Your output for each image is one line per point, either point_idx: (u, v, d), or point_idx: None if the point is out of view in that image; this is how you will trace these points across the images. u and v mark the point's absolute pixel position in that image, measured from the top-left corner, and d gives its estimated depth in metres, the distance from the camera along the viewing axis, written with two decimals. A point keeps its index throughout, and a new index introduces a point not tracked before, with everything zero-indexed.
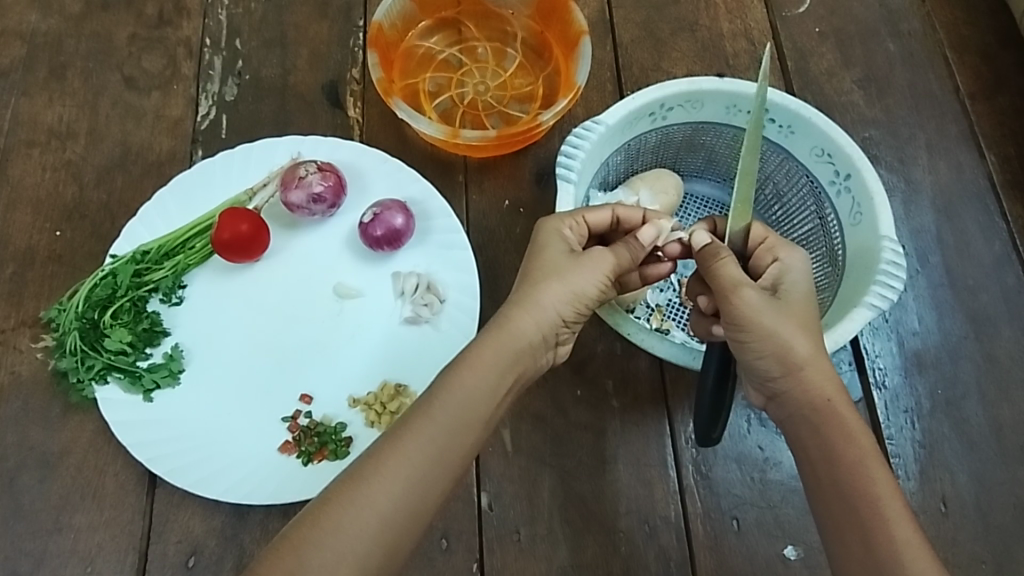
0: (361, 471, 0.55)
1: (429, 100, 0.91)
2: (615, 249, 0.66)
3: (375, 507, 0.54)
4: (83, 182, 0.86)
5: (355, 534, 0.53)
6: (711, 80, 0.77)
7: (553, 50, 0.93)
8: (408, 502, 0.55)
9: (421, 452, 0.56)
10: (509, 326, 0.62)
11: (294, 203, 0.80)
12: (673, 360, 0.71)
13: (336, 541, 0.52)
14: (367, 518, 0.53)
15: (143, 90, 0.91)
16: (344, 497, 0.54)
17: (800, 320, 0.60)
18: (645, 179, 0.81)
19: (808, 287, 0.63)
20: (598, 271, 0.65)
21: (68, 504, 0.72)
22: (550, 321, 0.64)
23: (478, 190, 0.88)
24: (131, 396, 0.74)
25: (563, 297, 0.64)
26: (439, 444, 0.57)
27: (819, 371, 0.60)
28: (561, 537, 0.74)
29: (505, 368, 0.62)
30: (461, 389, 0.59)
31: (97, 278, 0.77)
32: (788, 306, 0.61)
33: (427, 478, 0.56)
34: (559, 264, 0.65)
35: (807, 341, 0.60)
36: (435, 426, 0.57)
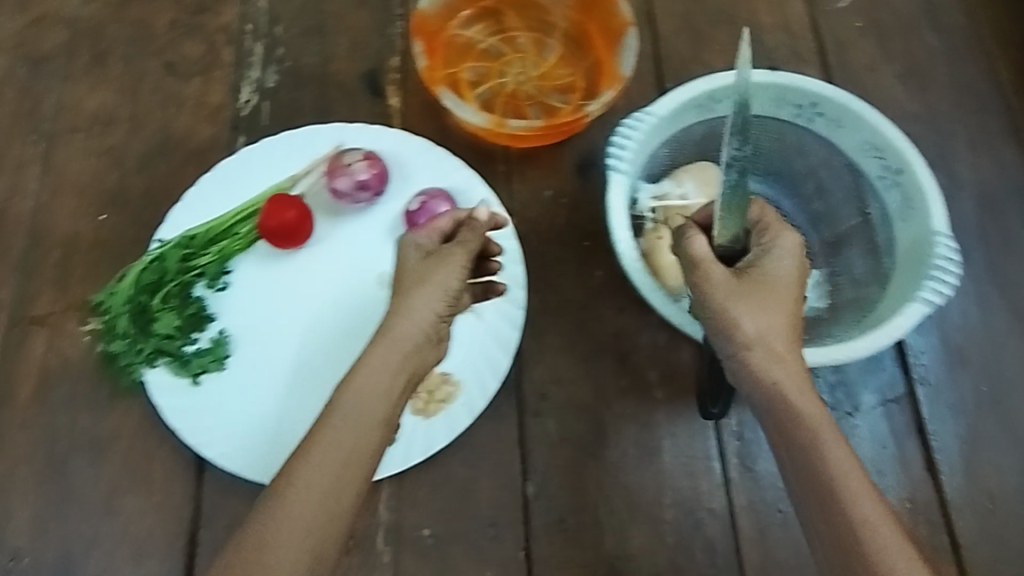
0: (275, 491, 0.55)
1: (470, 89, 0.91)
2: (466, 241, 0.64)
3: (294, 518, 0.53)
4: (126, 167, 0.86)
5: (281, 548, 0.52)
6: (761, 73, 0.77)
7: (593, 41, 0.92)
8: (327, 507, 0.54)
9: (332, 460, 0.55)
10: (389, 331, 0.60)
11: (339, 191, 0.80)
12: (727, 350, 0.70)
13: (270, 557, 0.52)
14: (290, 531, 0.53)
15: (184, 77, 0.91)
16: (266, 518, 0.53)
17: (755, 301, 0.59)
18: (689, 171, 0.81)
19: (787, 275, 0.61)
20: (455, 265, 0.62)
21: (118, 488, 0.73)
22: (429, 319, 0.61)
23: (520, 179, 0.88)
24: (179, 381, 0.74)
25: (431, 295, 0.61)
26: (350, 445, 0.56)
27: (769, 353, 0.58)
28: (607, 526, 0.74)
29: (396, 372, 0.59)
30: (357, 395, 0.58)
31: (144, 262, 0.76)
32: (750, 288, 0.60)
33: (342, 479, 0.55)
34: (407, 270, 0.63)
35: (754, 323, 0.59)
36: (340, 430, 0.56)
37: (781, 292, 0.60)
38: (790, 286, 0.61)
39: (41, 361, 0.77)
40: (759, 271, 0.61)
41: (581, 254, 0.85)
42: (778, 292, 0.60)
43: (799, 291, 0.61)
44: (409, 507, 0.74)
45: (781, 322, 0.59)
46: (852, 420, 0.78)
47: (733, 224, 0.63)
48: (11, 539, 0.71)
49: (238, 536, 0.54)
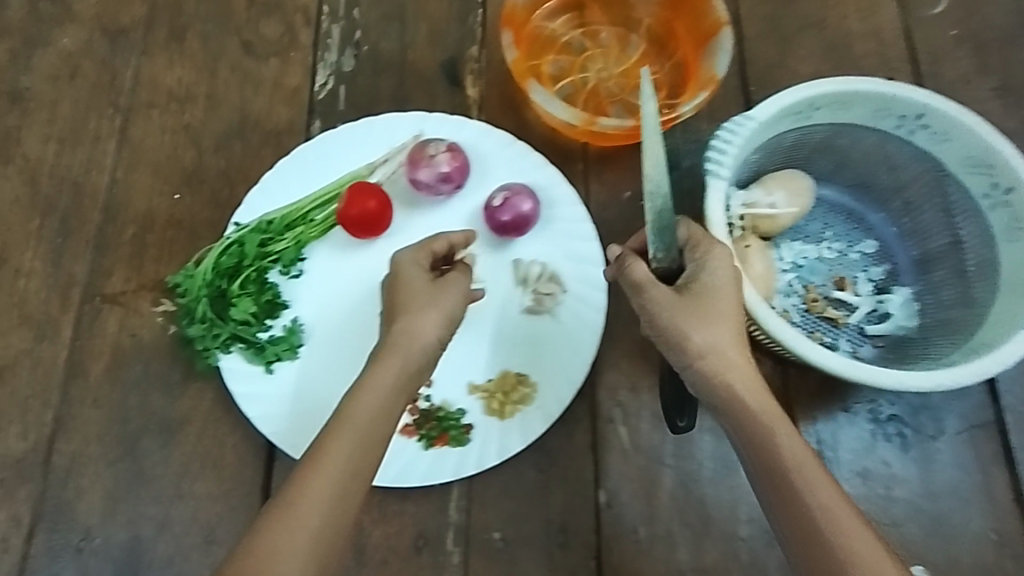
0: (282, 502, 0.54)
1: (551, 83, 0.89)
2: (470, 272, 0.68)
3: (301, 525, 0.53)
4: (202, 147, 0.84)
5: (291, 555, 0.52)
6: (866, 81, 0.74)
7: (680, 39, 0.89)
8: (334, 513, 0.54)
9: (340, 468, 0.56)
10: (390, 348, 0.63)
11: (421, 182, 0.79)
12: (831, 369, 0.65)
13: (280, 565, 0.52)
14: (298, 537, 0.53)
15: (261, 57, 0.89)
16: (273, 528, 0.53)
17: (702, 315, 0.60)
18: (776, 179, 0.79)
19: (727, 284, 0.62)
20: (460, 293, 0.66)
21: (189, 472, 0.72)
22: (433, 346, 0.64)
23: (598, 179, 0.86)
24: (253, 368, 0.73)
25: (436, 320, 0.64)
26: (357, 454, 0.57)
27: (722, 361, 0.59)
28: (680, 539, 0.72)
29: (398, 389, 0.61)
30: (360, 408, 0.59)
31: (222, 247, 0.75)
32: (699, 303, 0.61)
33: (348, 486, 0.56)
34: (414, 297, 0.65)
35: (705, 334, 0.60)
36: (344, 441, 0.57)
37: (726, 299, 0.61)
38: (730, 293, 0.62)
39: (114, 339, 0.76)
40: (696, 285, 0.61)
41: None
42: (721, 299, 0.61)
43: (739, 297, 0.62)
44: (479, 509, 0.73)
45: (731, 329, 0.60)
46: (935, 445, 0.76)
47: (667, 241, 0.64)
48: (82, 517, 0.71)
49: (241, 547, 0.53)
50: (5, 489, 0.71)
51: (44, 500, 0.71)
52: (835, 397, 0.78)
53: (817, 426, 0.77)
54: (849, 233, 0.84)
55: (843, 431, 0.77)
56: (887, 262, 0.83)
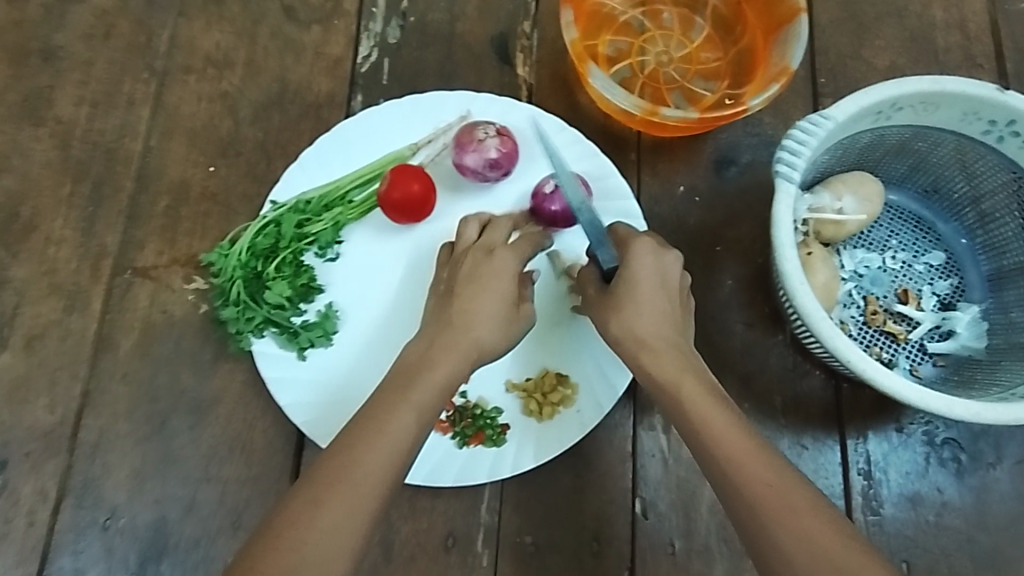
0: (329, 473, 0.53)
1: (608, 65, 0.84)
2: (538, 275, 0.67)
3: (344, 511, 0.52)
4: (239, 116, 0.81)
5: (336, 539, 0.51)
6: (956, 81, 0.68)
7: (749, 23, 0.83)
8: (382, 486, 0.53)
9: (389, 458, 0.54)
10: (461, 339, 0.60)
11: (467, 166, 0.75)
12: (903, 397, 0.61)
13: (323, 535, 0.50)
14: (345, 509, 0.52)
15: (303, 23, 0.85)
16: (322, 497, 0.52)
17: (619, 312, 0.62)
18: (847, 182, 0.74)
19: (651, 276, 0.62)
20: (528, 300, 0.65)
21: (217, 455, 0.70)
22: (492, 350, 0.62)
23: (651, 171, 0.82)
24: (286, 353, 0.71)
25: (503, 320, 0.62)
26: (410, 431, 0.56)
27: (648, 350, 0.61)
28: (716, 555, 0.70)
29: (457, 377, 0.59)
30: (417, 389, 0.58)
31: (258, 226, 0.72)
32: (615, 299, 0.63)
33: (399, 463, 0.54)
34: (498, 285, 0.63)
35: (618, 326, 0.63)
36: (396, 417, 0.56)
37: (644, 293, 0.62)
38: (654, 286, 0.62)
39: (145, 314, 0.74)
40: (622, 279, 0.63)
41: (712, 259, 0.79)
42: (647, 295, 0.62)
43: (670, 289, 0.63)
44: (511, 510, 0.71)
45: (648, 318, 0.62)
46: (994, 473, 0.72)
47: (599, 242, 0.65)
48: (109, 495, 0.69)
49: (273, 528, 0.51)
50: (32, 462, 0.70)
51: (71, 476, 0.70)
52: (890, 416, 0.74)
53: (868, 446, 0.73)
54: (916, 242, 0.79)
55: (896, 453, 0.73)
56: (954, 275, 0.78)
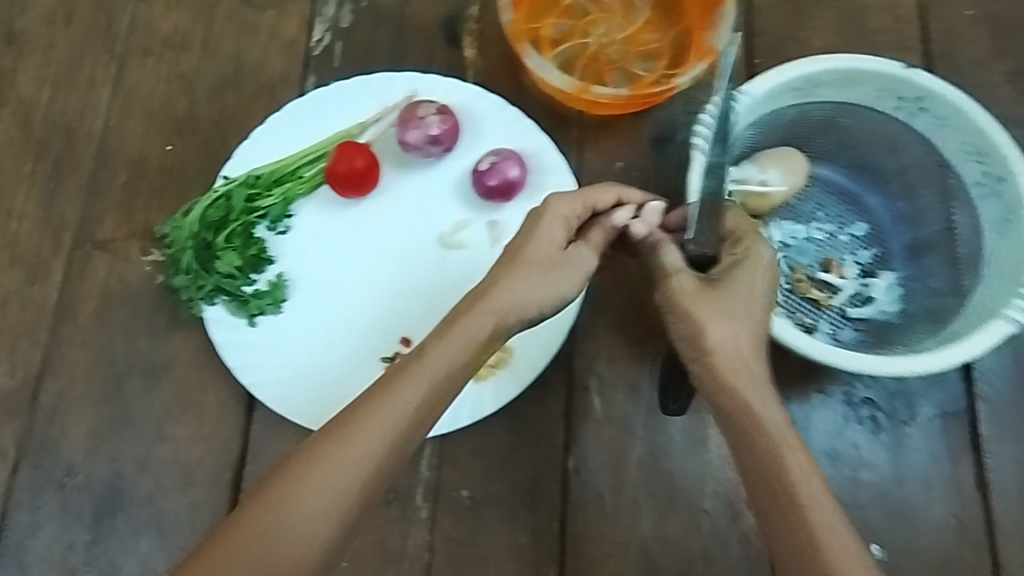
0: (343, 427, 0.54)
1: (551, 47, 0.87)
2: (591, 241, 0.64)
3: (351, 462, 0.53)
4: (195, 97, 0.85)
5: (338, 489, 0.52)
6: (871, 60, 0.72)
7: (686, 7, 0.86)
8: (389, 456, 0.54)
9: (403, 414, 0.55)
10: (490, 296, 0.59)
11: (410, 143, 0.78)
12: (803, 351, 0.65)
13: (321, 492, 0.52)
14: (348, 471, 0.52)
15: (259, 7, 0.88)
16: (327, 447, 0.53)
17: (724, 312, 0.58)
18: (773, 156, 0.77)
19: (754, 281, 0.60)
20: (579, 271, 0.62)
21: (171, 416, 0.74)
22: (527, 303, 0.60)
23: (593, 147, 0.84)
24: (237, 320, 0.75)
25: (546, 290, 0.61)
26: (422, 401, 0.56)
27: (728, 355, 0.58)
28: (644, 508, 0.74)
29: (483, 340, 0.58)
30: (442, 352, 0.57)
31: (210, 199, 0.76)
32: (715, 298, 0.59)
33: (408, 433, 0.55)
34: (551, 253, 0.62)
35: (720, 331, 0.58)
36: (413, 380, 0.56)
37: (738, 291, 0.59)
38: (751, 288, 0.59)
39: (103, 283, 0.78)
40: (719, 276, 0.60)
41: None
42: (745, 300, 0.59)
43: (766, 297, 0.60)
44: (450, 467, 0.75)
45: (739, 325, 0.59)
46: (906, 429, 0.76)
47: (709, 230, 0.61)
48: (66, 453, 0.73)
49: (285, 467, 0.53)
50: None
51: (31, 435, 0.74)
52: (813, 379, 0.77)
53: (792, 406, 0.77)
54: (842, 215, 0.82)
55: (818, 412, 0.77)
56: (876, 246, 0.81)
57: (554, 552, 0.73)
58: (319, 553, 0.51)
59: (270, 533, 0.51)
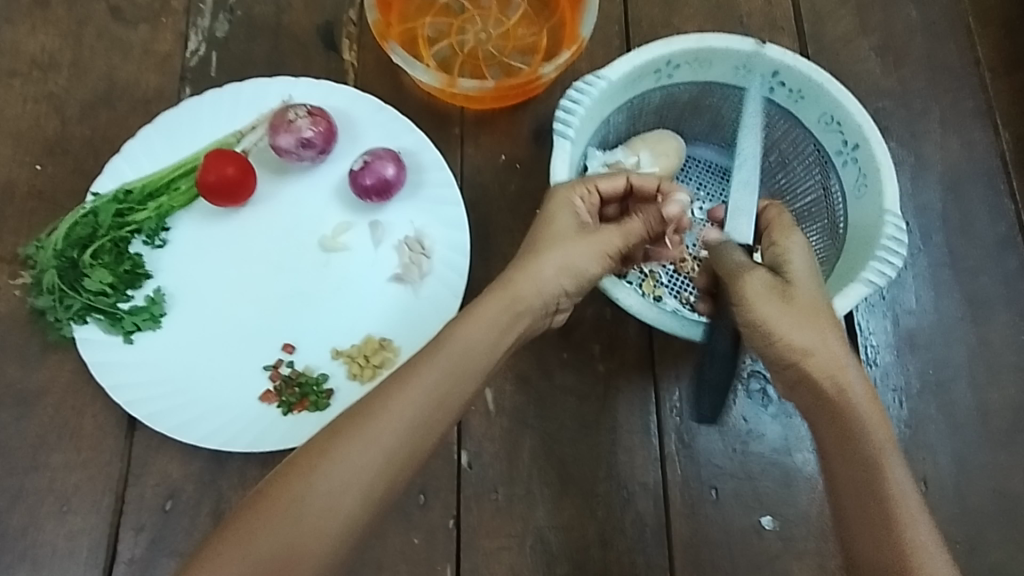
0: (368, 408, 0.57)
1: (428, 47, 0.87)
2: (625, 228, 0.67)
3: (377, 441, 0.56)
4: (66, 116, 0.83)
5: (361, 467, 0.55)
6: (722, 38, 0.74)
7: (559, 1, 0.87)
8: (409, 441, 0.57)
9: (425, 394, 0.58)
10: (511, 286, 0.63)
11: (282, 148, 0.78)
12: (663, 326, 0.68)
13: (344, 469, 0.55)
14: (371, 451, 0.55)
15: (130, 22, 0.87)
16: (350, 430, 0.56)
17: (798, 314, 0.61)
18: (645, 140, 0.79)
19: (809, 268, 0.64)
20: (605, 246, 0.66)
21: (46, 443, 0.73)
22: (551, 287, 0.64)
23: (474, 144, 0.85)
24: (111, 338, 0.74)
25: (565, 268, 0.64)
26: (441, 388, 0.58)
27: (825, 356, 0.60)
28: (539, 498, 0.74)
29: (505, 326, 0.62)
30: (465, 340, 0.60)
31: (76, 216, 0.75)
32: (794, 299, 0.61)
33: (430, 418, 0.58)
34: (563, 234, 0.65)
35: (799, 335, 0.60)
36: (438, 368, 0.59)
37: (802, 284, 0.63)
38: (811, 277, 0.63)
39: None
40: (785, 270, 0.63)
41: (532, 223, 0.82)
42: (809, 285, 0.62)
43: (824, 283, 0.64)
44: None
45: (827, 325, 0.61)
46: None
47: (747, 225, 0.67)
48: None
49: (311, 445, 0.56)
50: None
51: None
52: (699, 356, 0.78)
53: (681, 385, 0.77)
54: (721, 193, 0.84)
55: None
56: None
57: (448, 549, 0.73)
58: (340, 528, 0.54)
59: (294, 508, 0.53)
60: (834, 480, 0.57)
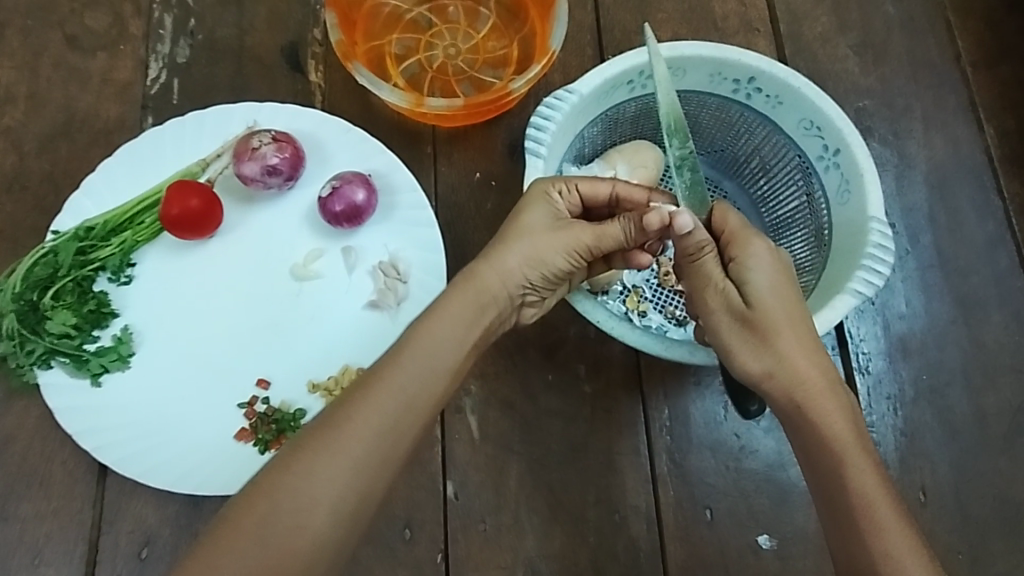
0: (333, 418, 0.55)
1: (395, 65, 0.85)
2: (598, 228, 0.63)
3: (345, 451, 0.54)
4: (23, 151, 0.80)
5: (328, 480, 0.53)
6: (695, 46, 0.72)
7: (528, 11, 0.85)
8: (380, 449, 0.55)
9: (392, 398, 0.56)
10: (475, 279, 0.61)
11: (247, 176, 0.75)
12: (645, 348, 0.66)
13: (311, 484, 0.53)
14: (339, 463, 0.53)
15: (88, 51, 0.84)
16: (317, 442, 0.54)
17: (757, 341, 0.59)
18: (622, 152, 0.76)
19: (774, 282, 0.60)
20: (573, 243, 0.63)
21: (14, 493, 0.70)
22: (515, 279, 0.62)
23: (447, 161, 0.82)
24: (78, 380, 0.71)
25: (529, 261, 0.62)
26: (409, 392, 0.56)
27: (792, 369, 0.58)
28: (528, 526, 0.71)
29: (470, 321, 0.60)
30: (430, 340, 0.58)
31: (35, 256, 0.72)
32: (752, 324, 0.59)
33: (399, 422, 0.56)
34: (534, 224, 0.63)
35: (757, 360, 0.59)
36: (405, 372, 0.57)
37: (763, 303, 0.59)
38: (780, 291, 0.60)
39: None
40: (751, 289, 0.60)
41: None
42: (781, 301, 0.60)
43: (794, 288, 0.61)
44: None
45: (794, 346, 0.58)
46: None
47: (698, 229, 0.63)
48: None
49: (276, 463, 0.54)
50: None
51: None
52: (687, 372, 0.76)
53: (670, 403, 0.75)
54: None
55: (695, 406, 0.75)
56: None
57: None
58: (311, 545, 0.52)
59: (260, 528, 0.52)
60: (822, 499, 0.57)
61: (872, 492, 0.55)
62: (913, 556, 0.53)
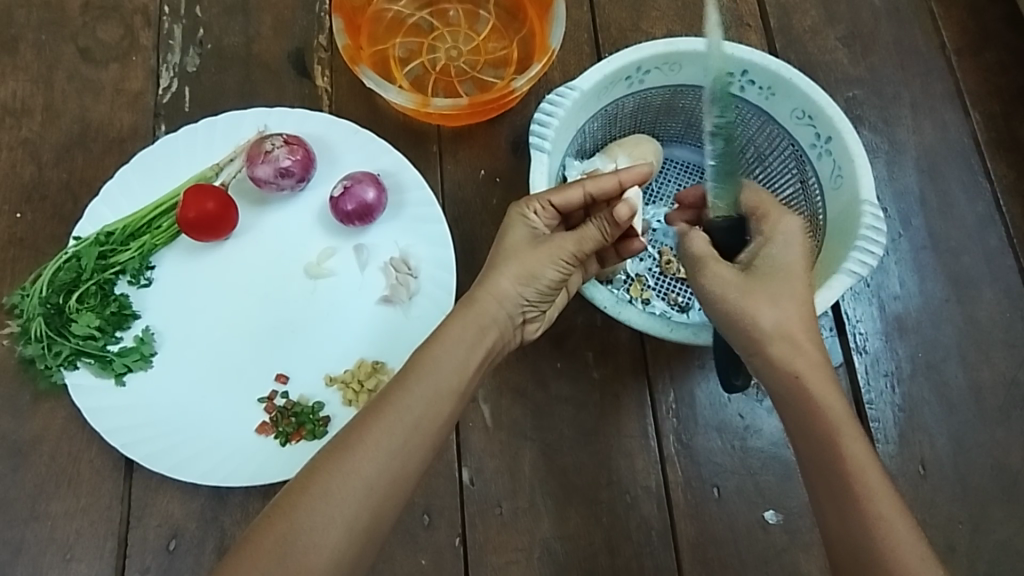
0: (345, 441, 0.57)
1: (399, 67, 0.87)
2: (577, 235, 0.65)
3: (358, 473, 0.56)
4: (41, 161, 0.83)
5: (341, 499, 0.55)
6: (689, 41, 0.74)
7: (527, 12, 0.87)
8: (391, 468, 0.57)
9: (401, 420, 0.58)
10: (473, 302, 0.63)
11: (260, 178, 0.78)
12: (649, 330, 0.68)
13: (326, 505, 0.55)
14: (351, 484, 0.56)
15: (100, 63, 0.87)
16: (330, 464, 0.56)
17: (764, 290, 0.61)
18: (622, 145, 0.79)
19: (788, 258, 0.63)
20: (558, 256, 0.65)
21: (44, 492, 0.73)
22: (512, 300, 0.65)
23: (453, 159, 0.85)
24: (102, 380, 0.74)
25: (521, 278, 0.64)
26: (417, 415, 0.59)
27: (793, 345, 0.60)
28: (543, 510, 0.74)
29: (472, 340, 0.63)
30: (434, 363, 0.61)
31: (60, 261, 0.75)
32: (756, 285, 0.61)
33: (408, 443, 0.58)
34: (518, 246, 0.65)
35: (767, 316, 0.60)
36: (412, 395, 0.59)
37: (770, 273, 0.62)
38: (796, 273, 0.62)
39: None
40: (762, 263, 0.63)
41: None
42: (789, 278, 0.62)
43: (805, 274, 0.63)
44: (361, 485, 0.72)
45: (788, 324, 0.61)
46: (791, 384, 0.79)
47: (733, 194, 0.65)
48: None
49: (292, 487, 0.56)
50: None
51: None
52: (691, 356, 0.78)
53: (675, 386, 0.77)
54: None
55: (701, 388, 0.77)
56: None
57: (457, 567, 0.73)
58: (325, 562, 0.54)
59: (280, 547, 0.53)
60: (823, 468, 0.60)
61: (871, 462, 0.58)
62: (901, 516, 0.56)
